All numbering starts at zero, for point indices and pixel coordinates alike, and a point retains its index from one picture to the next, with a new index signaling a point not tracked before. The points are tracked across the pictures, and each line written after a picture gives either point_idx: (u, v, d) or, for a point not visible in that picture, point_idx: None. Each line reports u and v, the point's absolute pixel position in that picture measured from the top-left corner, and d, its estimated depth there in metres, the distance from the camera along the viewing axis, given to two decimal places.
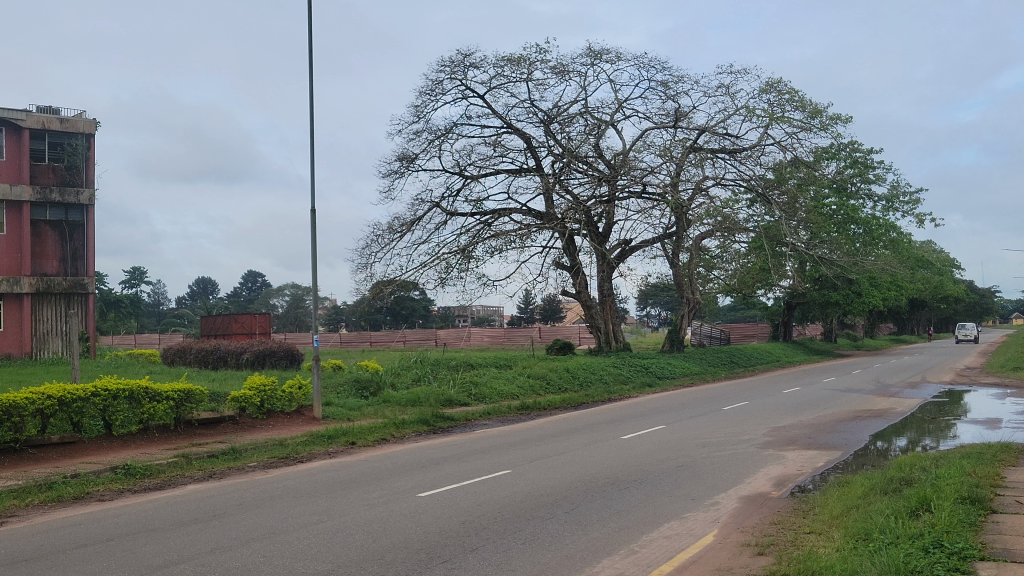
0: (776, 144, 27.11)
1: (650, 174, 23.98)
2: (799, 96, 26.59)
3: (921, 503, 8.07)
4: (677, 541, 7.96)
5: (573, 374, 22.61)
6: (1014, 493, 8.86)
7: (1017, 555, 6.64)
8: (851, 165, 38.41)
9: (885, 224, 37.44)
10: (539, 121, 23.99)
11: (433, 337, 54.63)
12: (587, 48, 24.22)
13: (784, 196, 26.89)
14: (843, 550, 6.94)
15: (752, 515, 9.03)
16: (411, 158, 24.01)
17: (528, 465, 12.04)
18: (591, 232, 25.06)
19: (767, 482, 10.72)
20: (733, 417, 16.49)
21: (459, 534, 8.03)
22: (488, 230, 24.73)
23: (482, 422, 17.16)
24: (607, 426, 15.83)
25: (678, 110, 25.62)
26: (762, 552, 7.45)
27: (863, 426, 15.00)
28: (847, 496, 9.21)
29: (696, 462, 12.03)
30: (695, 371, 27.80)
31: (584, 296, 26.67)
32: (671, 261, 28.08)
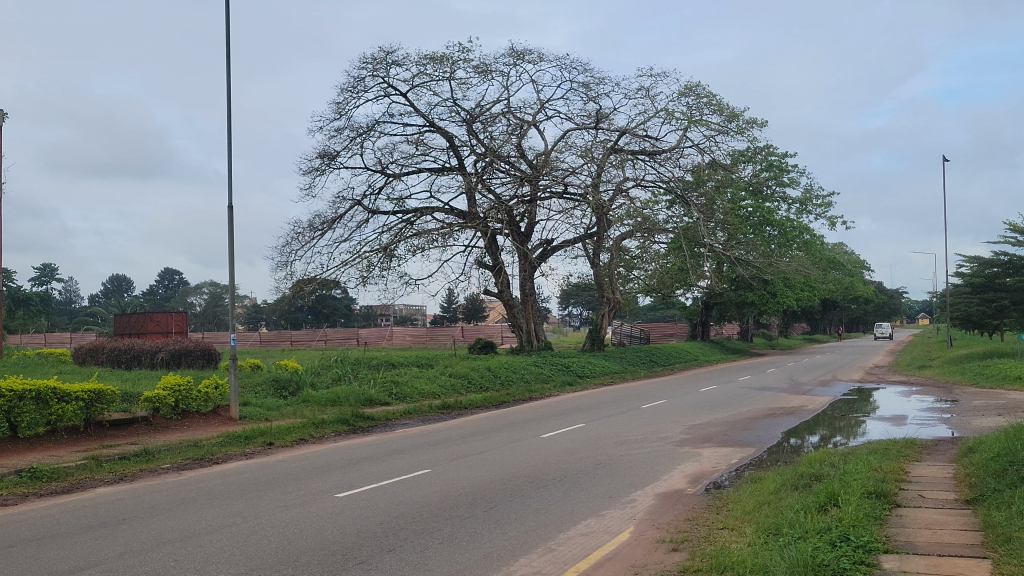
0: (694, 147, 27.53)
1: (572, 175, 24.15)
2: (717, 100, 27.05)
3: (829, 498, 8.29)
4: (593, 539, 8.03)
5: (494, 373, 22.62)
6: (918, 488, 9.17)
7: (918, 548, 6.89)
8: (766, 168, 39.29)
9: (799, 226, 38.46)
10: (461, 120, 23.95)
11: (355, 337, 54.19)
12: (509, 48, 24.25)
13: (702, 198, 27.36)
14: (754, 545, 7.11)
15: (667, 511, 9.18)
16: (331, 155, 23.74)
17: (447, 464, 12.03)
18: (513, 231, 25.13)
19: (683, 480, 10.88)
20: (652, 415, 16.68)
21: (375, 535, 7.97)
22: (411, 229, 24.58)
23: (402, 422, 17.09)
24: (527, 425, 15.91)
25: (599, 111, 25.85)
26: (677, 548, 7.59)
27: (776, 424, 15.30)
28: (759, 492, 9.43)
29: (614, 461, 12.12)
30: (615, 370, 28.11)
31: (506, 296, 26.71)
32: (592, 260, 28.31)
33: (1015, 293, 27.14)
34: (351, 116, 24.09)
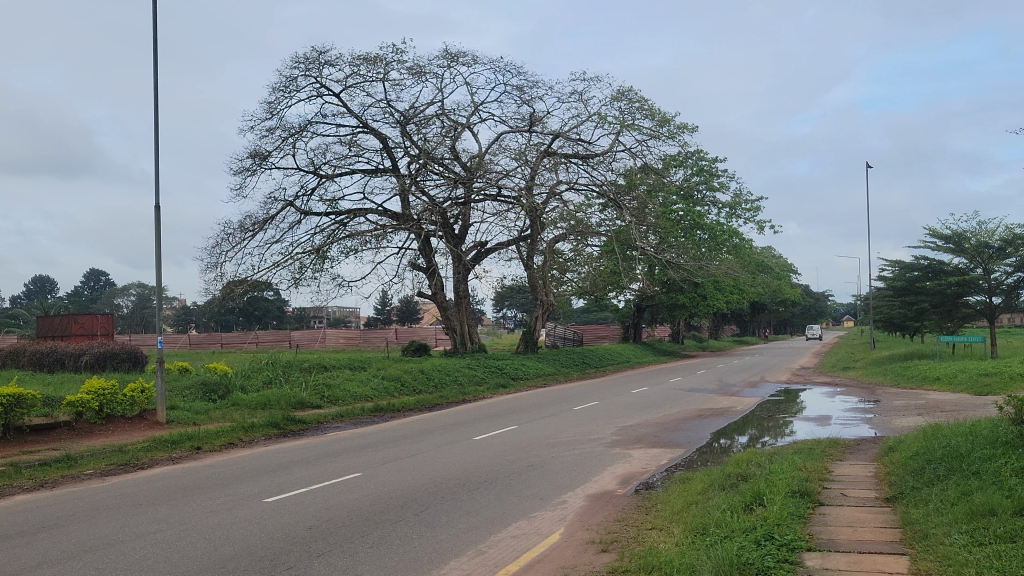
0: (626, 151, 27.78)
1: (506, 177, 24.20)
2: (648, 105, 27.35)
3: (755, 497, 8.44)
4: (524, 540, 8.07)
5: (427, 376, 22.56)
6: (841, 486, 9.41)
7: (839, 545, 7.07)
8: (697, 172, 39.86)
9: (728, 230, 39.14)
10: (395, 121, 23.80)
11: (287, 339, 53.55)
12: (443, 50, 24.20)
13: (634, 202, 27.63)
14: (681, 546, 7.21)
15: (597, 512, 9.25)
16: (263, 155, 23.43)
17: (378, 467, 11.95)
18: (446, 233, 25.08)
19: (613, 481, 10.99)
20: (583, 417, 16.82)
21: (304, 540, 7.90)
22: (344, 230, 24.36)
23: (334, 425, 16.95)
24: (460, 427, 15.89)
25: (533, 115, 25.95)
26: (606, 549, 7.66)
27: (705, 425, 15.55)
28: (687, 492, 9.56)
29: (546, 463, 12.19)
30: (548, 372, 28.24)
31: (440, 298, 26.63)
32: (526, 263, 28.39)
33: (933, 297, 27.92)
34: (283, 116, 23.78)
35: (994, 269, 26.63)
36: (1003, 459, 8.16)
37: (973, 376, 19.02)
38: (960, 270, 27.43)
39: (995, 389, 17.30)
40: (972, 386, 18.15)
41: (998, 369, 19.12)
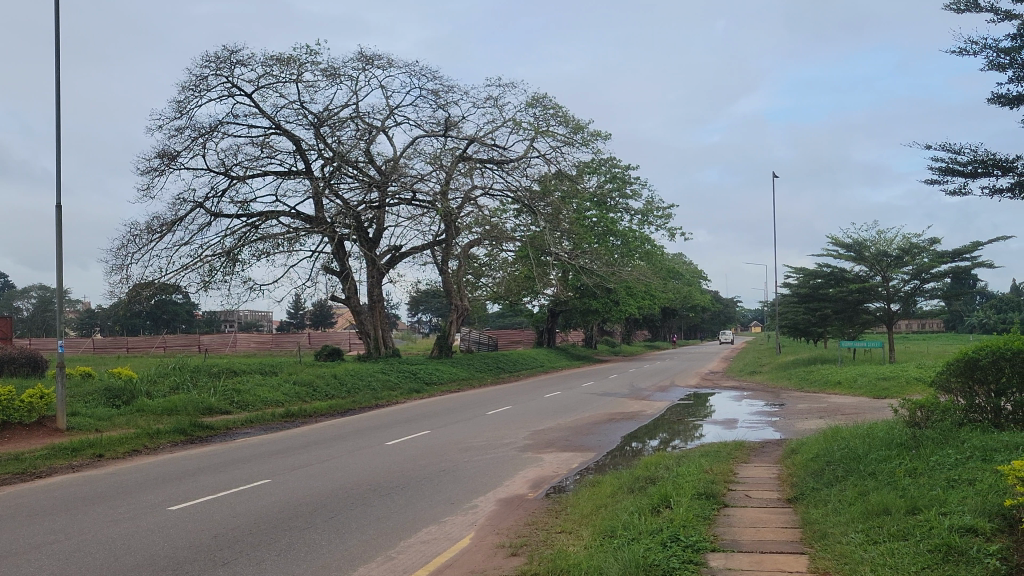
0: (541, 157, 27.96)
1: (420, 181, 24.13)
2: (563, 111, 27.58)
3: (662, 500, 8.59)
4: (433, 545, 8.06)
5: (340, 381, 22.33)
6: (745, 488, 9.64)
7: (743, 546, 7.24)
8: (611, 179, 40.35)
9: (640, 237, 39.79)
10: (309, 124, 23.50)
11: (196, 343, 52.32)
12: (358, 52, 24.02)
13: (549, 208, 27.81)
14: (590, 548, 7.31)
15: (508, 516, 9.31)
16: (171, 155, 22.90)
17: (287, 474, 11.79)
18: (360, 237, 24.88)
19: (524, 485, 11.06)
20: (496, 422, 16.86)
21: (210, 548, 7.76)
22: (255, 233, 23.93)
23: (244, 431, 16.67)
24: (372, 432, 15.78)
25: (448, 119, 25.94)
26: (515, 553, 7.69)
27: (616, 429, 15.75)
28: (596, 495, 9.69)
29: (458, 467, 12.19)
30: (462, 377, 28.22)
31: (354, 302, 26.36)
32: (441, 267, 28.34)
33: (836, 304, 28.75)
34: (193, 116, 23.29)
35: (892, 277, 27.58)
36: (898, 461, 8.48)
37: (872, 380, 19.69)
38: (860, 278, 28.30)
39: (892, 393, 17.93)
40: (871, 390, 18.78)
41: (895, 373, 19.84)
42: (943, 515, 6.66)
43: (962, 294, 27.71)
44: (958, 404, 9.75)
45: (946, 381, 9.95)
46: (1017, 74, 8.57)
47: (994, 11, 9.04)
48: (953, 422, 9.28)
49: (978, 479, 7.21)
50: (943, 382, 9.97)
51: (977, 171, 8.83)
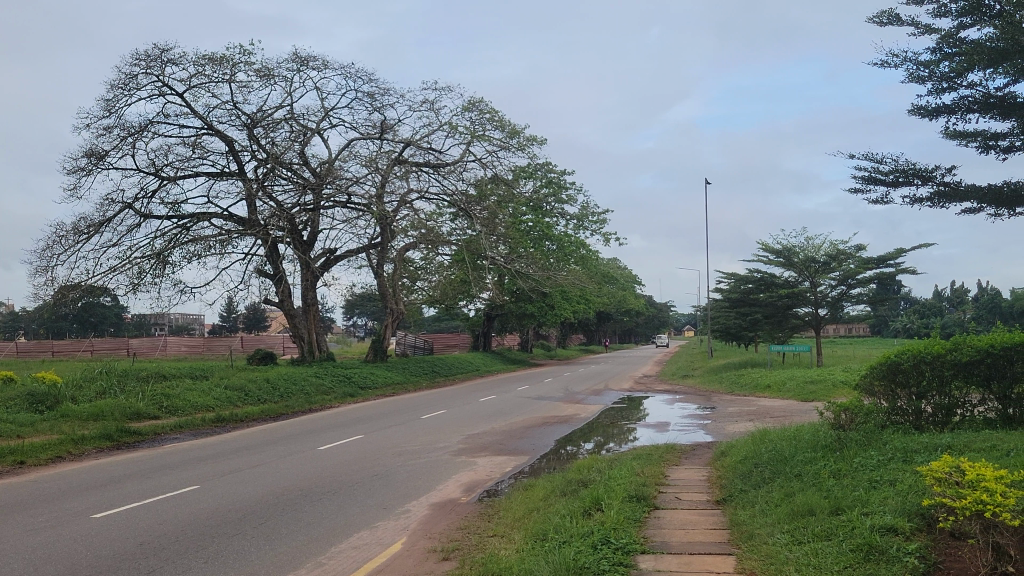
0: (477, 161, 27.96)
1: (355, 184, 23.95)
2: (499, 115, 27.63)
3: (594, 503, 8.65)
4: (364, 551, 8.00)
5: (272, 385, 22.02)
6: (675, 490, 9.76)
7: (672, 547, 7.33)
8: (546, 184, 40.52)
9: (575, 241, 40.05)
10: (242, 124, 23.15)
11: (125, 346, 51.17)
12: (292, 53, 23.77)
13: (485, 212, 27.84)
14: (522, 552, 7.34)
15: (440, 520, 9.30)
16: (99, 154, 22.40)
17: (217, 480, 11.60)
18: (294, 239, 24.61)
19: (458, 489, 11.05)
20: (430, 426, 16.81)
21: (135, 556, 7.61)
22: (186, 234, 23.50)
23: (172, 436, 16.37)
24: (304, 437, 15.60)
25: (384, 122, 25.81)
26: (447, 557, 7.68)
27: (550, 432, 15.83)
28: (529, 498, 9.73)
29: (391, 472, 12.12)
30: (397, 381, 28.05)
31: (287, 305, 26.05)
32: (376, 270, 28.15)
33: (766, 308, 29.25)
34: (122, 115, 22.81)
35: (820, 282, 28.18)
36: (823, 462, 8.67)
37: (799, 384, 20.09)
38: (789, 284, 28.85)
39: (819, 396, 18.31)
40: (798, 393, 19.17)
41: (821, 376, 20.29)
42: (865, 515, 6.82)
43: (886, 299, 28.43)
44: (881, 406, 9.98)
45: (868, 384, 10.18)
46: (936, 87, 8.84)
47: (915, 25, 9.34)
48: (875, 426, 9.52)
49: (898, 480, 7.41)
50: (866, 385, 10.20)
51: (898, 180, 9.10)
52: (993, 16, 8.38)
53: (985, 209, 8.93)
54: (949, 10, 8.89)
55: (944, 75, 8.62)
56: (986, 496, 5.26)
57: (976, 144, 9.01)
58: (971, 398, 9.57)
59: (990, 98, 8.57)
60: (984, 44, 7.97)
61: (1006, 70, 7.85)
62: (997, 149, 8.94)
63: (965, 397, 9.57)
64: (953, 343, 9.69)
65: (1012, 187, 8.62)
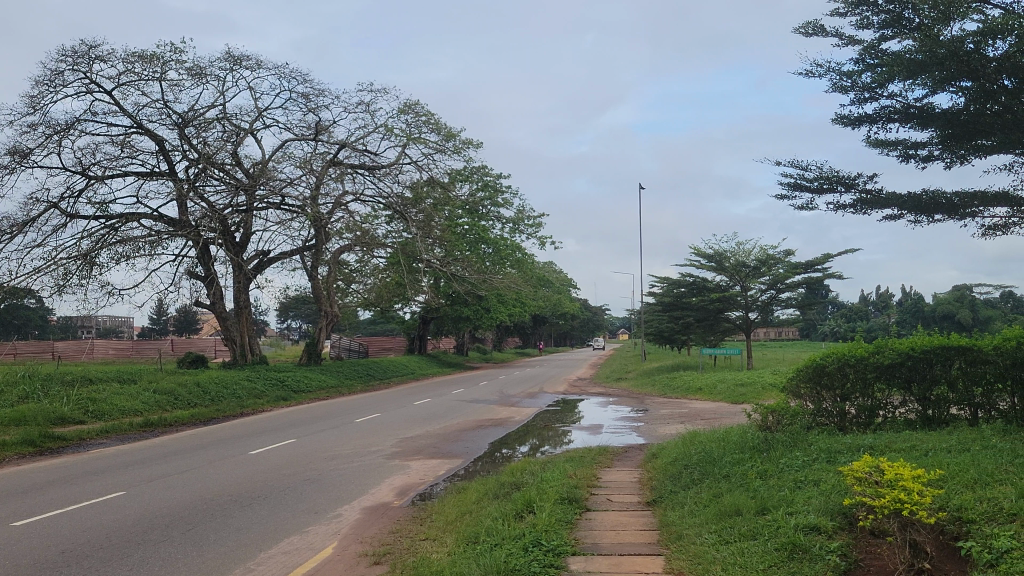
0: (412, 164, 27.86)
1: (289, 186, 23.71)
2: (435, 118, 27.58)
3: (526, 505, 8.69)
4: (294, 556, 7.92)
5: (203, 389, 21.65)
6: (607, 492, 9.86)
7: (602, 548, 7.40)
8: (482, 188, 40.53)
9: (511, 245, 40.13)
10: (173, 124, 22.75)
11: (50, 350, 49.72)
12: (225, 52, 23.42)
13: (421, 215, 27.76)
14: (453, 555, 7.34)
15: (372, 524, 9.24)
16: (23, 152, 21.81)
17: (144, 485, 11.37)
18: (226, 240, 24.25)
19: (390, 493, 11.00)
20: (364, 429, 16.68)
21: (57, 564, 7.44)
22: (115, 235, 23.00)
23: (98, 441, 16.01)
24: (236, 441, 15.39)
25: (318, 123, 25.58)
26: (378, 561, 7.64)
27: (484, 435, 15.86)
28: (462, 501, 9.73)
29: (323, 476, 12.00)
30: (331, 385, 27.79)
31: (219, 308, 25.64)
32: (310, 273, 27.86)
33: (698, 312, 29.68)
34: (47, 112, 22.22)
35: (750, 287, 28.70)
36: (750, 463, 8.85)
37: (730, 386, 20.41)
38: (720, 288, 29.32)
39: (749, 398, 18.64)
40: (729, 395, 19.48)
41: (751, 379, 20.68)
42: (789, 515, 6.96)
43: (814, 303, 29.06)
44: (807, 408, 10.26)
45: (795, 387, 10.42)
46: (858, 96, 9.09)
47: (839, 36, 9.60)
48: (799, 426, 9.72)
49: (821, 480, 7.58)
50: (793, 388, 10.45)
51: (822, 186, 9.33)
52: (912, 29, 8.64)
53: (905, 216, 9.19)
54: (870, 22, 9.15)
55: (866, 85, 8.87)
56: (905, 495, 5.39)
57: (897, 152, 9.28)
58: (892, 400, 9.82)
59: (910, 108, 8.83)
60: (904, 55, 8.22)
61: (925, 81, 8.11)
62: (916, 158, 9.21)
63: (887, 399, 9.82)
64: (876, 346, 9.96)
65: (930, 195, 8.90)
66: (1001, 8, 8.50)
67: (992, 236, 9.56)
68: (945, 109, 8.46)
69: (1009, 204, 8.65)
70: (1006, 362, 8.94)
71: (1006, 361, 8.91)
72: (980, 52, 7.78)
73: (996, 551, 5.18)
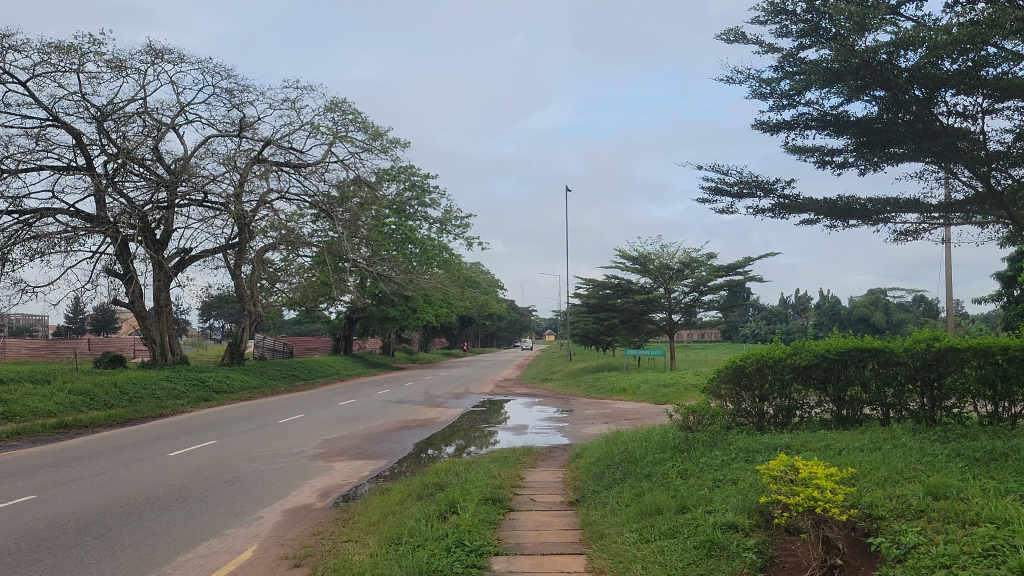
0: (338, 162, 27.59)
1: (212, 183, 23.29)
2: (362, 117, 27.37)
3: (449, 505, 8.67)
4: (213, 559, 7.79)
5: (120, 389, 21.10)
6: (530, 492, 9.90)
7: (525, 548, 7.43)
8: (409, 187, 40.36)
9: (438, 245, 40.04)
10: (91, 117, 22.13)
11: None
12: (146, 45, 22.89)
13: (347, 214, 27.52)
14: (376, 556, 7.29)
15: (293, 527, 9.11)
16: None
17: (57, 488, 11.05)
18: (146, 237, 23.71)
19: (312, 494, 10.88)
20: (287, 430, 16.44)
21: None
22: (29, 231, 22.28)
23: (8, 443, 15.50)
24: (154, 443, 15.05)
25: (243, 120, 25.17)
26: (298, 564, 7.55)
27: (409, 436, 15.77)
28: (385, 503, 9.67)
29: (244, 478, 11.83)
30: (253, 385, 27.35)
31: (138, 306, 25.03)
32: (233, 271, 27.38)
33: (622, 314, 30.02)
34: None
35: (673, 289, 29.13)
36: (671, 462, 8.97)
37: (653, 387, 20.67)
38: (645, 290, 29.68)
39: (671, 399, 18.91)
40: (652, 395, 19.73)
41: (674, 380, 20.99)
42: (708, 513, 7.09)
43: (736, 306, 29.62)
44: (727, 408, 10.40)
45: (715, 387, 10.54)
46: (777, 103, 9.30)
47: (759, 44, 9.80)
48: (719, 426, 9.85)
49: (740, 478, 7.72)
50: (713, 389, 10.58)
51: (742, 191, 9.52)
52: (829, 38, 8.88)
53: (822, 220, 9.43)
54: (789, 31, 9.35)
55: (784, 92, 9.08)
56: (818, 493, 5.53)
57: (813, 158, 9.51)
58: (808, 400, 10.06)
59: (825, 116, 9.05)
60: (821, 64, 8.43)
61: (841, 90, 8.33)
62: (832, 164, 9.45)
63: (804, 400, 10.05)
64: (793, 347, 10.20)
65: (846, 200, 9.13)
66: (913, 21, 8.79)
67: (904, 241, 9.87)
68: (859, 118, 8.70)
69: (919, 210, 8.92)
70: (916, 364, 9.28)
71: (916, 362, 9.27)
72: (893, 63, 8.01)
73: (903, 546, 5.35)
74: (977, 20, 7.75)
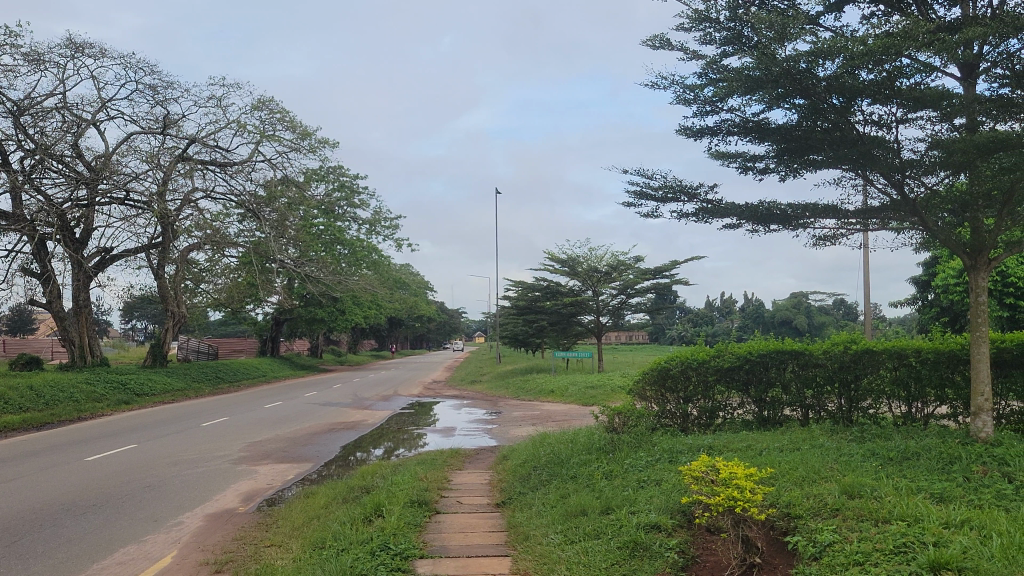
0: (265, 161, 27.18)
1: (134, 181, 22.77)
2: (289, 116, 27.00)
3: (374, 508, 8.60)
4: (130, 566, 7.60)
5: (36, 392, 20.48)
6: (457, 494, 9.88)
7: (451, 551, 7.41)
8: (338, 188, 39.98)
9: (366, 246, 39.71)
10: (6, 112, 21.44)
11: None
12: (66, 38, 22.24)
13: (274, 214, 27.12)
14: (299, 561, 7.20)
15: (214, 532, 8.95)
16: None
17: None
18: (65, 236, 23.08)
19: (235, 499, 10.69)
20: (211, 433, 16.14)
21: None
22: None
23: None
24: (71, 447, 14.63)
25: (167, 117, 24.65)
26: (219, 570, 7.41)
27: (336, 439, 15.61)
28: (310, 506, 9.56)
29: (165, 482, 11.58)
30: (176, 387, 26.78)
31: (56, 306, 24.34)
32: (156, 271, 26.81)
33: (551, 315, 30.15)
34: None
35: (601, 292, 29.34)
36: (597, 463, 9.04)
37: (581, 389, 20.80)
38: (574, 292, 29.84)
39: (597, 401, 19.05)
40: (579, 398, 19.83)
41: (600, 382, 21.16)
42: (631, 514, 7.15)
43: (663, 308, 29.97)
44: (652, 410, 10.48)
45: (640, 389, 10.61)
46: (700, 109, 9.44)
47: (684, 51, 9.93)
48: (645, 427, 9.95)
49: (663, 479, 7.83)
50: (638, 391, 10.65)
51: (666, 195, 9.62)
52: (751, 47, 9.05)
53: (743, 225, 9.59)
54: (713, 38, 9.50)
55: (707, 99, 9.21)
56: (738, 492, 5.62)
57: (736, 164, 9.67)
58: (731, 401, 10.23)
59: (747, 122, 9.22)
60: (743, 72, 8.59)
61: (762, 97, 8.50)
62: (754, 169, 9.61)
63: (727, 400, 10.22)
64: (716, 349, 10.35)
65: (766, 206, 9.31)
66: (832, 31, 9.01)
67: (823, 245, 10.09)
68: (780, 125, 8.88)
69: (836, 215, 9.13)
70: (834, 366, 9.50)
71: (835, 364, 9.48)
72: (812, 72, 8.19)
73: (819, 544, 5.46)
74: (892, 32, 7.97)
